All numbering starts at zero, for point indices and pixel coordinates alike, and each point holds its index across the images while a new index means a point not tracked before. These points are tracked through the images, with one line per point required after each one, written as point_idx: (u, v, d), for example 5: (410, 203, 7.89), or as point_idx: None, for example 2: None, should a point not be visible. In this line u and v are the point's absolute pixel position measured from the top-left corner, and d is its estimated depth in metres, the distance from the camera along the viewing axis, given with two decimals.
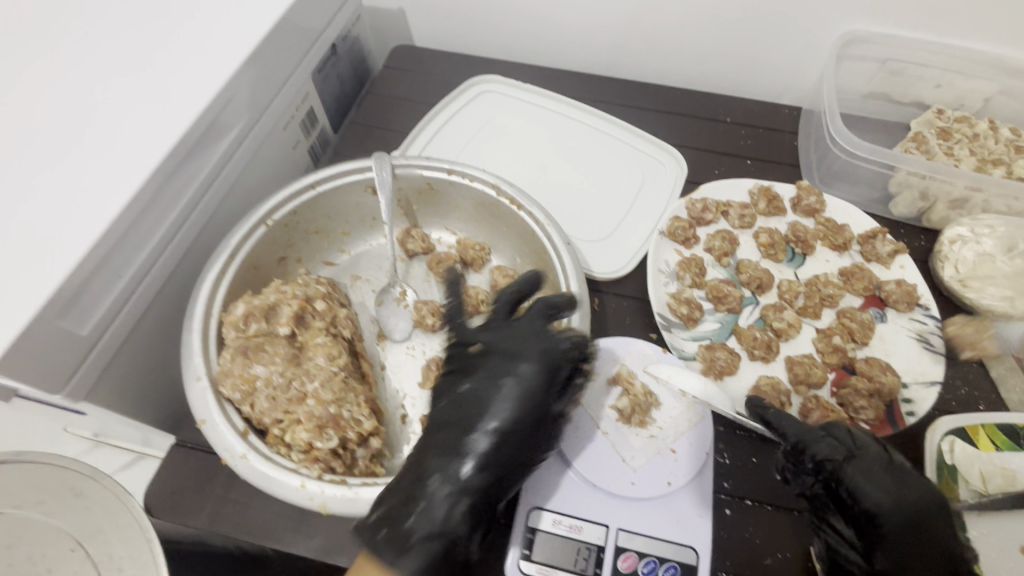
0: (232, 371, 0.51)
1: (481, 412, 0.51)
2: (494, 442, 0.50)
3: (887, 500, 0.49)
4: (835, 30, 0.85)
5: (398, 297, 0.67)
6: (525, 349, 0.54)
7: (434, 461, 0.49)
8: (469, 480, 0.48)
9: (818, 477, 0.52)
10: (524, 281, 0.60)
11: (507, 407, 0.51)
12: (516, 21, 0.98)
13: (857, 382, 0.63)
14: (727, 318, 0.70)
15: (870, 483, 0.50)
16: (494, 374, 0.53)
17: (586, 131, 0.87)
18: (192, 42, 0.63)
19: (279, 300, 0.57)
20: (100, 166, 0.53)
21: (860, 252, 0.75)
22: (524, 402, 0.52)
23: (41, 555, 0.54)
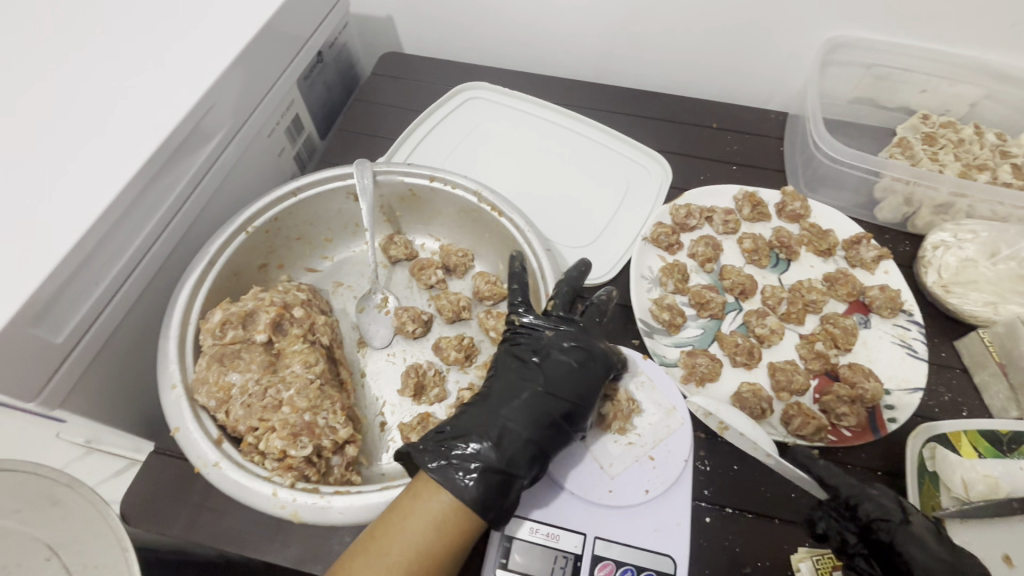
0: (206, 380, 0.51)
1: (543, 380, 0.53)
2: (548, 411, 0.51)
3: (940, 566, 0.46)
4: (820, 36, 0.85)
5: (379, 304, 0.67)
6: (593, 338, 0.56)
7: (494, 413, 0.51)
8: (519, 440, 0.49)
9: (866, 537, 0.49)
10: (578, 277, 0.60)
11: (565, 383, 0.52)
12: (503, 28, 0.98)
13: (839, 389, 0.63)
14: (709, 324, 0.70)
15: (922, 547, 0.47)
16: (560, 351, 0.54)
17: (572, 137, 0.87)
18: (173, 49, 0.63)
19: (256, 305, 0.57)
20: (79, 174, 0.54)
21: (844, 257, 0.75)
22: (582, 381, 0.53)
23: (14, 563, 0.53)
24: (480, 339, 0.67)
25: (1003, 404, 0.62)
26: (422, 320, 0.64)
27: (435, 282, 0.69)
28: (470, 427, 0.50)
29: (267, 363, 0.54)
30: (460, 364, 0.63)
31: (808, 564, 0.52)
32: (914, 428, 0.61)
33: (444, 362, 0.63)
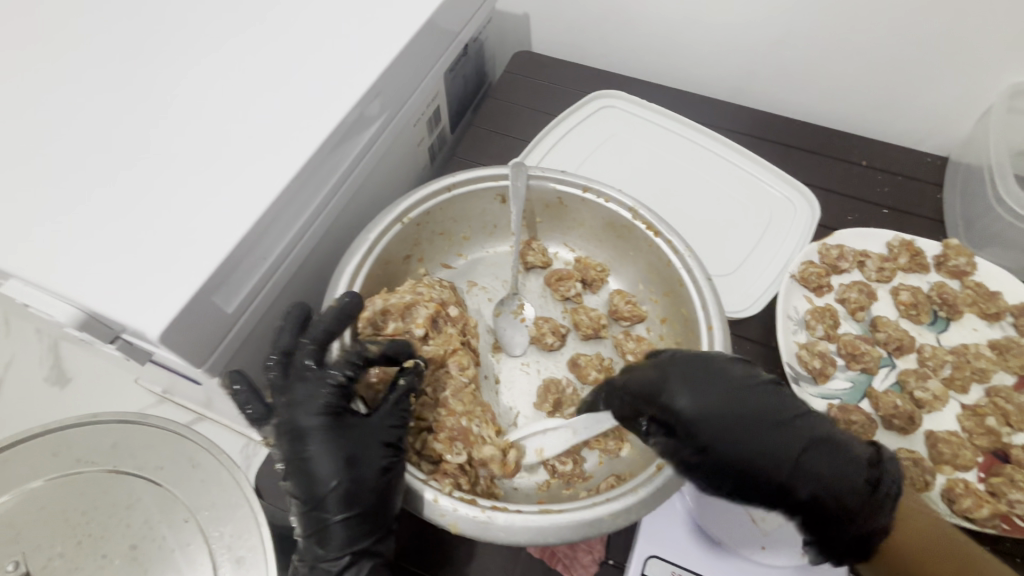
0: (305, 509, 0.46)
1: (331, 471, 0.46)
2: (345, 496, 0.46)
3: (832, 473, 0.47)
4: (1001, 80, 0.78)
5: (533, 456, 0.54)
6: (315, 401, 0.47)
7: (320, 504, 0.46)
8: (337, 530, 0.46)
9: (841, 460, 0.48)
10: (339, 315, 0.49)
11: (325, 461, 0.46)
12: (643, 38, 0.95)
13: (1014, 473, 0.57)
14: (860, 377, 0.65)
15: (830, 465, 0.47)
16: (313, 422, 0.47)
17: (712, 160, 0.83)
18: (346, 31, 0.63)
19: (299, 392, 0.47)
20: (251, 155, 0.54)
21: (1013, 324, 0.69)
22: (329, 445, 0.46)
23: (157, 522, 0.54)
24: (615, 361, 0.64)
25: None
26: (561, 333, 0.63)
27: (572, 295, 0.67)
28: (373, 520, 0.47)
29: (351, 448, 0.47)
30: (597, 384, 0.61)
31: None
32: None
33: (579, 380, 0.61)
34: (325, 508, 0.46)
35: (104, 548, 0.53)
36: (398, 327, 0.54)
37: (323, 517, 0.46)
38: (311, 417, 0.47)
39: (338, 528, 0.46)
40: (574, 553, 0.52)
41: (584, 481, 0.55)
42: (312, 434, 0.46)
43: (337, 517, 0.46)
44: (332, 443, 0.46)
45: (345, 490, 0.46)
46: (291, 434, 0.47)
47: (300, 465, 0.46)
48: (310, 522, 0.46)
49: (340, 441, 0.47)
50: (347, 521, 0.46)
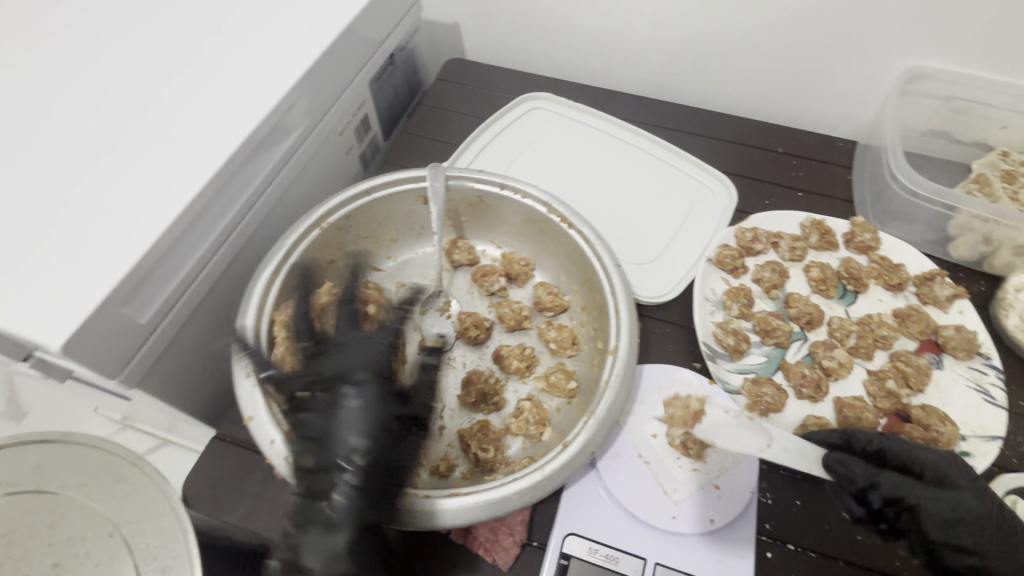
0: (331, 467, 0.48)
1: (359, 423, 0.50)
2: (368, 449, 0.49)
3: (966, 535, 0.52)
4: (897, 66, 0.83)
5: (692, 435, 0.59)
6: (361, 352, 0.54)
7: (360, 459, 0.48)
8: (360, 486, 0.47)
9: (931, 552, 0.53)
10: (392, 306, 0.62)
11: (365, 420, 0.50)
12: (568, 41, 0.99)
13: (912, 431, 0.60)
14: (774, 351, 0.68)
15: (938, 516, 0.53)
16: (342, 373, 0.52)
17: (634, 153, 0.87)
18: (260, 43, 0.65)
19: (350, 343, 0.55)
20: (160, 166, 0.55)
21: (916, 293, 0.73)
22: (374, 404, 0.51)
23: (81, 537, 0.56)
24: (540, 350, 0.66)
25: None
26: (484, 327, 0.65)
27: (497, 289, 0.69)
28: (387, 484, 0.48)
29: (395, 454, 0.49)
30: (519, 373, 0.63)
31: None
32: (990, 476, 0.59)
33: (504, 370, 0.63)
34: (336, 514, 0.46)
35: (26, 568, 0.54)
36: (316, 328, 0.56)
37: (331, 521, 0.46)
38: (358, 367, 0.53)
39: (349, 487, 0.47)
40: (495, 536, 0.53)
41: (506, 465, 0.57)
42: (370, 396, 0.51)
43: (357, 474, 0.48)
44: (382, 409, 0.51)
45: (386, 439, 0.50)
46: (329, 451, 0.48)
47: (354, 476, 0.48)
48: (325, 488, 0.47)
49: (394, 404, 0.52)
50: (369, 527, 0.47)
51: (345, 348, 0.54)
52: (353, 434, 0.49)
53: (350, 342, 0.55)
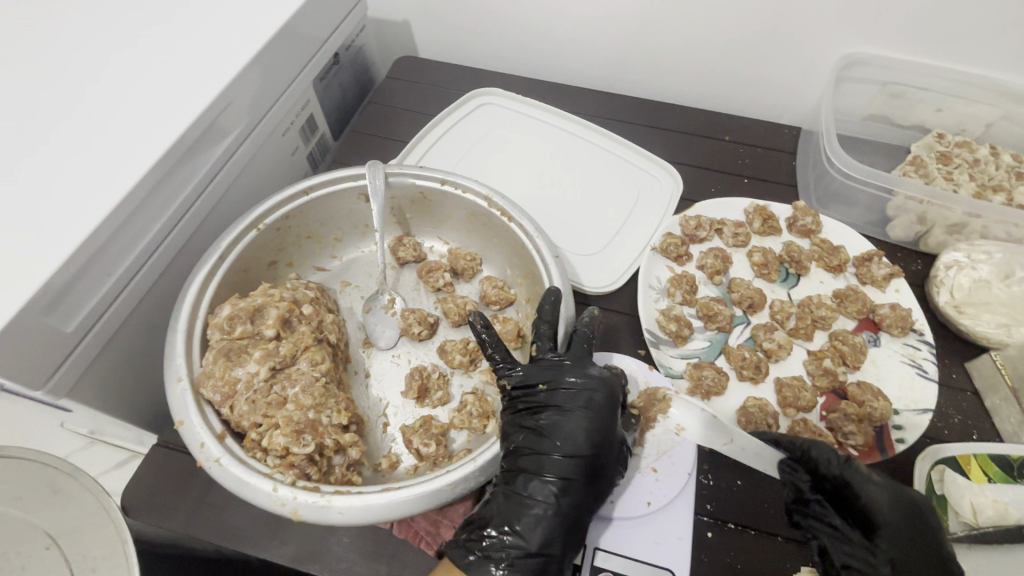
0: (523, 492, 0.51)
1: (548, 445, 0.52)
2: (558, 479, 0.51)
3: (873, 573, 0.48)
4: (835, 53, 0.84)
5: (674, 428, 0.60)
6: (558, 376, 0.55)
7: (526, 484, 0.51)
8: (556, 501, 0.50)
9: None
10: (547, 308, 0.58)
11: (576, 439, 0.52)
12: (517, 36, 0.99)
13: (847, 407, 0.62)
14: (716, 336, 0.70)
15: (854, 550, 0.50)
16: (570, 403, 0.54)
17: (583, 145, 0.87)
18: (192, 42, 0.64)
19: (528, 368, 0.57)
20: (82, 173, 0.53)
21: (855, 274, 0.75)
22: (592, 429, 0.53)
23: (15, 552, 0.54)
24: None
25: (1014, 428, 0.61)
26: (428, 323, 0.65)
27: (442, 285, 0.70)
28: (570, 503, 0.51)
29: (600, 456, 0.52)
30: (464, 367, 0.63)
31: None
32: (921, 448, 0.61)
33: (448, 365, 0.64)
34: (544, 520, 0.50)
35: None
36: (248, 330, 0.55)
37: (515, 540, 0.49)
38: (565, 395, 0.54)
39: (546, 505, 0.50)
40: (436, 530, 0.54)
41: (449, 458, 0.57)
42: (593, 422, 0.53)
43: (549, 492, 0.50)
44: (607, 428, 0.53)
45: (569, 457, 0.52)
46: (551, 460, 0.52)
47: (587, 483, 0.51)
48: (510, 515, 0.50)
49: (568, 422, 0.53)
50: (569, 526, 0.50)
51: (538, 372, 0.56)
52: (552, 460, 0.52)
53: (537, 372, 0.56)
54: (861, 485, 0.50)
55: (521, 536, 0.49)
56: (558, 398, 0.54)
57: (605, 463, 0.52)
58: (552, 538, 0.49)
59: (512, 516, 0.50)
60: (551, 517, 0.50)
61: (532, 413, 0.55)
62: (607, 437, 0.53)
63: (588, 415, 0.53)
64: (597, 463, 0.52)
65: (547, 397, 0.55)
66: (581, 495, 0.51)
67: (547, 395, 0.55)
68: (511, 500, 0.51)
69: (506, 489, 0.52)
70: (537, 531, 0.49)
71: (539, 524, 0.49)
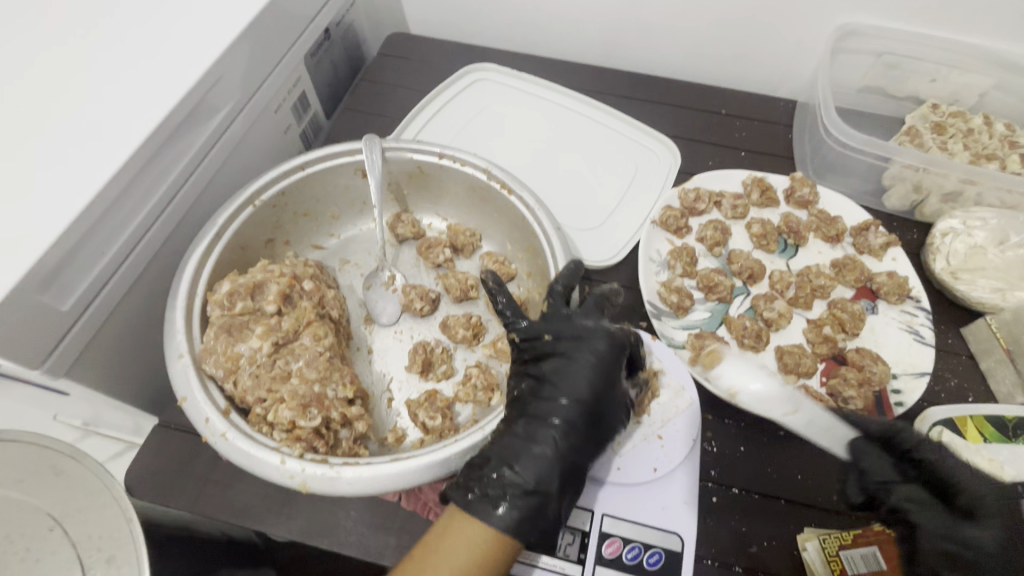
0: (523, 432, 0.50)
1: (552, 389, 0.51)
2: (560, 421, 0.50)
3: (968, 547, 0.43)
4: (831, 24, 0.84)
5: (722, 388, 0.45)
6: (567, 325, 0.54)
7: (526, 427, 0.50)
8: (559, 442, 0.49)
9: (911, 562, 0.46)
10: (569, 273, 0.57)
11: (581, 381, 0.51)
12: (511, 12, 0.97)
13: (846, 372, 0.63)
14: (717, 307, 0.70)
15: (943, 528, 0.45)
16: (574, 348, 0.53)
17: (580, 120, 0.86)
18: (180, 16, 0.62)
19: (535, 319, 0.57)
20: (72, 147, 0.52)
21: (852, 244, 0.75)
22: (598, 373, 0.52)
23: (19, 534, 0.53)
24: (487, 318, 0.67)
25: (1009, 390, 0.62)
26: (430, 299, 0.65)
27: (442, 261, 0.69)
28: (572, 445, 0.49)
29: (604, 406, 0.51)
30: (467, 342, 0.63)
31: (814, 543, 0.52)
32: (920, 411, 0.62)
33: (451, 340, 0.64)
34: (546, 460, 0.48)
35: None
36: (250, 306, 0.55)
37: (513, 479, 0.47)
38: (570, 339, 0.54)
39: (549, 444, 0.48)
40: None
41: (454, 431, 0.57)
42: (597, 366, 0.52)
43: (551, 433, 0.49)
44: (613, 373, 0.52)
45: (573, 401, 0.51)
46: (556, 403, 0.50)
47: (590, 427, 0.50)
48: (508, 454, 0.48)
49: (575, 367, 0.52)
50: (571, 465, 0.49)
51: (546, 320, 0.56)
52: (556, 403, 0.50)
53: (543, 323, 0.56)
54: (965, 476, 0.46)
55: (523, 476, 0.47)
56: (571, 347, 0.53)
57: (607, 408, 0.51)
58: (555, 478, 0.48)
59: (511, 456, 0.48)
60: (554, 458, 0.48)
61: (536, 361, 0.54)
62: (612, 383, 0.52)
63: (589, 362, 0.52)
64: (600, 409, 0.51)
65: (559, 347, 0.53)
66: (582, 441, 0.50)
67: (552, 342, 0.54)
68: (515, 442, 0.49)
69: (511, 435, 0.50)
70: (536, 471, 0.47)
71: (541, 462, 0.48)
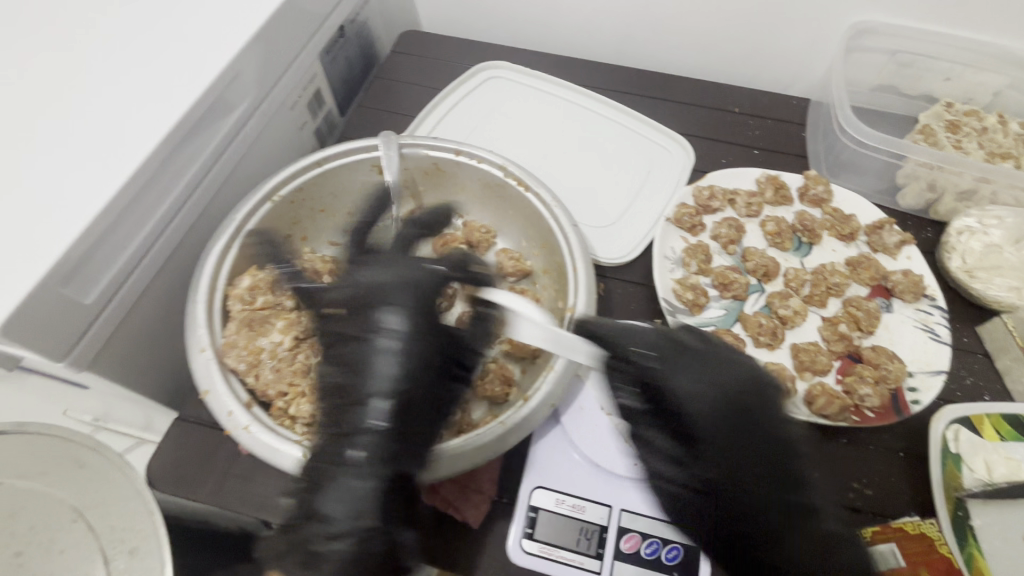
0: (346, 432, 0.46)
1: (360, 377, 0.46)
2: (389, 415, 0.45)
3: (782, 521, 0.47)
4: (845, 22, 0.84)
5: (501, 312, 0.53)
6: (386, 295, 0.49)
7: (347, 426, 0.46)
8: (370, 446, 0.45)
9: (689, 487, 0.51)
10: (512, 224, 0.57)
11: (395, 367, 0.46)
12: (524, 10, 0.98)
13: (862, 370, 0.63)
14: (732, 304, 0.70)
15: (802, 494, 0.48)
16: (369, 332, 0.48)
17: (593, 118, 0.87)
18: (198, 11, 0.62)
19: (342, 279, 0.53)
20: (94, 141, 0.53)
21: (866, 242, 0.75)
22: (410, 360, 0.47)
23: (43, 526, 0.55)
24: None
25: None
26: None
27: None
28: (378, 451, 0.45)
29: (418, 386, 0.47)
30: None
31: None
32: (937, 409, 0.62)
33: None
34: (364, 482, 0.44)
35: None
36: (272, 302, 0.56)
37: (350, 495, 0.44)
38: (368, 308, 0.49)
39: (364, 454, 0.44)
40: (464, 496, 0.54)
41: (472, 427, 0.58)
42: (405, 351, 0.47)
43: (380, 436, 0.45)
44: (428, 361, 0.48)
45: (379, 389, 0.46)
46: (373, 395, 0.46)
47: (410, 424, 0.46)
48: (345, 463, 0.45)
49: (375, 348, 0.47)
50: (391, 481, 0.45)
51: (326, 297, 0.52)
52: (373, 392, 0.46)
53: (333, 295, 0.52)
54: (689, 395, 0.50)
55: (341, 505, 0.43)
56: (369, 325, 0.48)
57: (415, 397, 0.47)
58: (379, 497, 0.44)
59: (345, 471, 0.44)
60: (372, 475, 0.44)
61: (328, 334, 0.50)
62: (430, 369, 0.48)
63: (411, 340, 0.48)
64: (408, 402, 0.46)
65: (350, 320, 0.49)
66: (391, 442, 0.45)
67: (344, 321, 0.50)
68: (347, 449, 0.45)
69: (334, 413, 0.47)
70: (366, 488, 0.44)
71: (362, 473, 0.44)
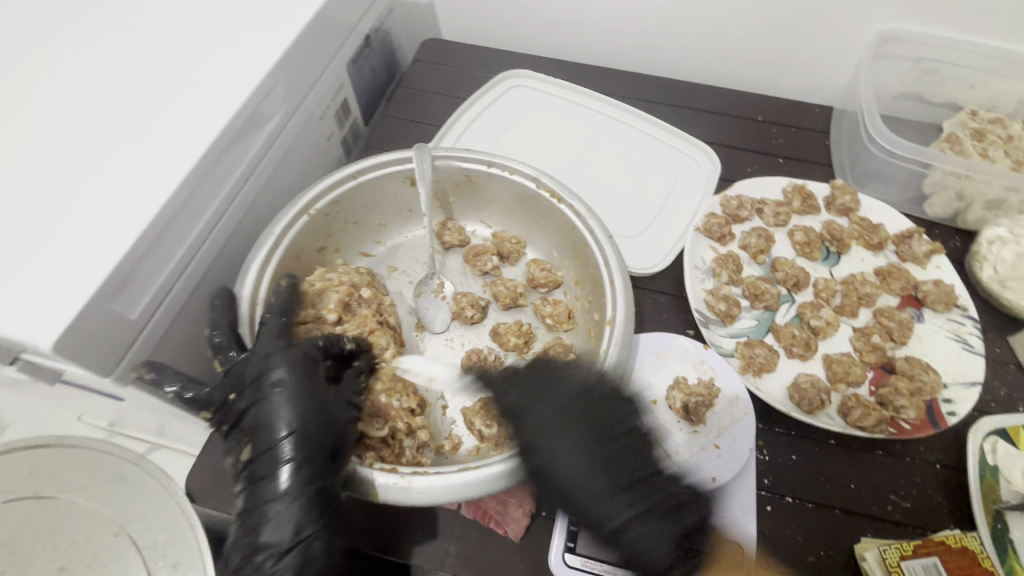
0: (264, 477, 0.48)
1: (260, 431, 0.49)
2: (286, 467, 0.48)
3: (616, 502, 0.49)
4: (870, 30, 0.84)
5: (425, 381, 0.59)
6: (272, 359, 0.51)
7: (263, 475, 0.48)
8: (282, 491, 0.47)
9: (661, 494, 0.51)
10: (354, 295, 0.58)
11: (290, 421, 0.49)
12: (545, 19, 0.98)
13: (897, 382, 0.63)
14: (764, 314, 0.70)
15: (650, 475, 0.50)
16: (264, 391, 0.50)
17: (618, 127, 0.87)
18: (232, 24, 0.62)
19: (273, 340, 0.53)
20: (137, 158, 0.53)
21: (895, 252, 0.75)
22: (305, 416, 0.49)
23: (84, 539, 0.61)
24: (536, 326, 0.67)
25: None
26: (480, 306, 0.65)
27: (490, 269, 0.70)
28: (269, 500, 0.47)
29: (322, 447, 0.49)
30: (518, 350, 0.64)
31: (874, 552, 0.52)
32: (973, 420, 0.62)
33: (502, 348, 0.64)
34: (288, 521, 0.47)
35: (31, 572, 0.59)
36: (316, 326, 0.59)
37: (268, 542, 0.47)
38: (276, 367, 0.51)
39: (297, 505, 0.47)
40: (505, 509, 0.56)
41: None
42: (303, 408, 0.50)
43: (288, 489, 0.48)
44: (327, 418, 0.50)
45: (284, 443, 0.48)
46: (270, 447, 0.48)
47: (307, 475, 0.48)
48: (274, 516, 0.47)
49: (278, 407, 0.49)
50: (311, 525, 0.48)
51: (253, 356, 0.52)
52: (260, 444, 0.49)
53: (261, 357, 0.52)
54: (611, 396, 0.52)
55: (279, 537, 0.47)
56: (250, 390, 0.50)
57: (319, 453, 0.49)
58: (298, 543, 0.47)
59: (268, 518, 0.47)
60: (293, 519, 0.47)
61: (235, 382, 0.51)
62: (324, 424, 0.50)
63: (298, 395, 0.50)
64: (309, 456, 0.49)
65: (246, 390, 0.51)
66: (304, 488, 0.48)
67: (247, 379, 0.51)
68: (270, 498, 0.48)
69: (242, 471, 0.49)
70: (285, 531, 0.47)
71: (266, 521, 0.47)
